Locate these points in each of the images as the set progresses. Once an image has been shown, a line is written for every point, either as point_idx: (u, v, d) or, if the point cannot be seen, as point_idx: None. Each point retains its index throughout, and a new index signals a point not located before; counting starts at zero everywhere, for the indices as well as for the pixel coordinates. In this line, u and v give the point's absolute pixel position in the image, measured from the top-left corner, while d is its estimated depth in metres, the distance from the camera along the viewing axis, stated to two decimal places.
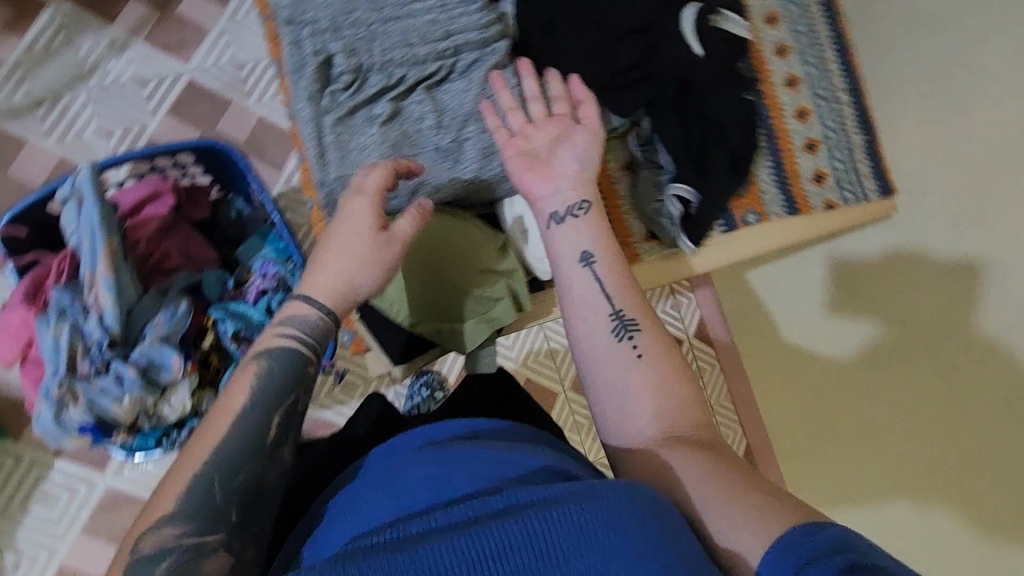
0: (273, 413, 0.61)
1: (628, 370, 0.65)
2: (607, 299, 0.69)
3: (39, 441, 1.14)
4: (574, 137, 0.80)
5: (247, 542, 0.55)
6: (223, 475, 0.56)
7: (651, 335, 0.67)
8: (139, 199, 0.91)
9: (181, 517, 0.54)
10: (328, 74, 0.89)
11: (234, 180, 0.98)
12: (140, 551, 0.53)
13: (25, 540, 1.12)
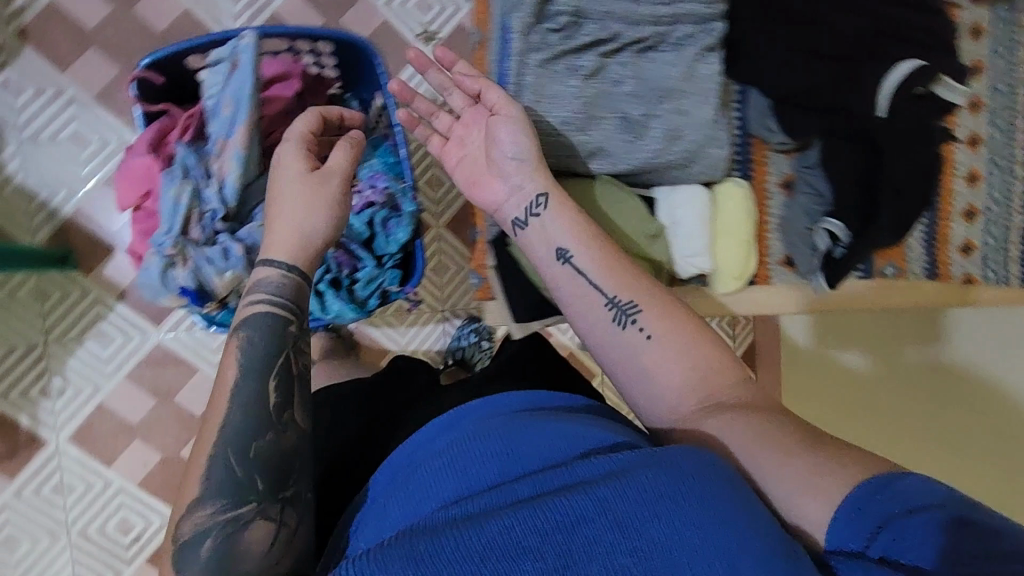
0: (265, 379, 0.68)
1: (640, 351, 0.74)
2: (601, 291, 0.78)
3: (106, 281, 1.16)
4: (499, 127, 0.84)
5: (279, 507, 0.64)
6: (237, 454, 0.64)
7: (651, 314, 0.75)
8: (269, 78, 0.89)
9: (212, 499, 0.63)
10: (544, 11, 0.87)
11: (361, 83, 0.96)
12: (185, 539, 0.62)
13: (74, 370, 1.16)
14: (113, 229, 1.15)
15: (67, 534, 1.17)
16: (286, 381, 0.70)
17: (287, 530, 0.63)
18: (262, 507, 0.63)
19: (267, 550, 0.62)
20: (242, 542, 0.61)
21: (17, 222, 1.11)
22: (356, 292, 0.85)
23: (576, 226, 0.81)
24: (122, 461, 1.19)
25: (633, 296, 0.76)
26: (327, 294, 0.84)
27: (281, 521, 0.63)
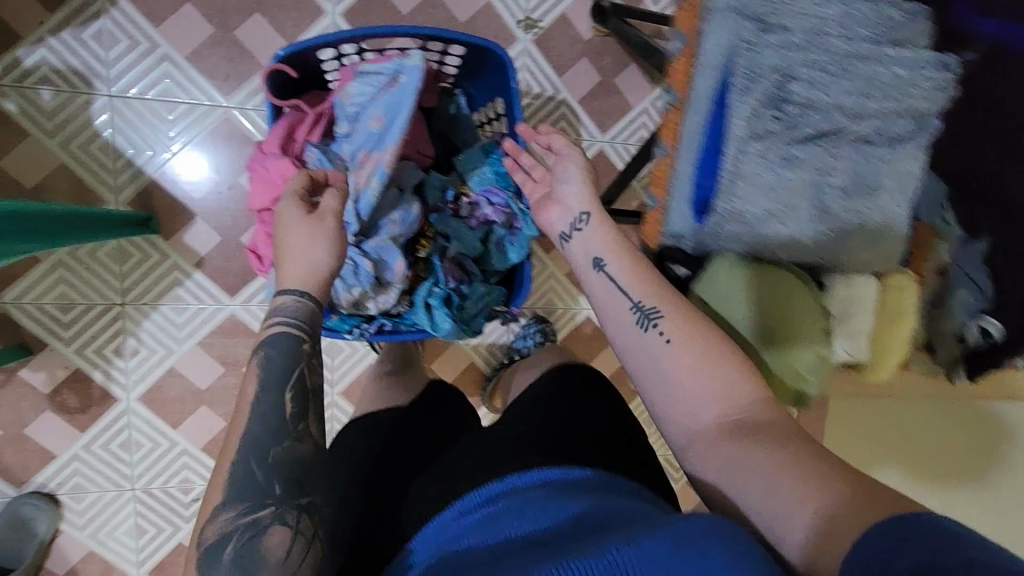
0: (282, 391, 0.65)
1: (662, 357, 0.67)
2: (625, 295, 0.72)
3: (185, 248, 1.14)
4: (565, 166, 0.80)
5: (297, 513, 0.61)
6: (256, 459, 0.61)
7: (674, 319, 0.68)
8: None
9: (233, 503, 0.59)
10: (773, 96, 0.74)
11: (477, 82, 0.92)
12: (208, 545, 0.58)
13: (147, 333, 1.16)
14: (197, 196, 1.13)
15: (131, 488, 1.20)
16: (301, 393, 0.67)
17: (304, 538, 0.60)
18: (280, 511, 0.60)
19: (286, 560, 0.58)
20: (263, 546, 0.58)
21: (101, 178, 1.09)
22: (464, 309, 0.84)
23: (609, 237, 0.76)
24: (188, 424, 1.21)
25: (656, 299, 0.70)
26: (437, 311, 0.82)
27: (298, 528, 0.60)
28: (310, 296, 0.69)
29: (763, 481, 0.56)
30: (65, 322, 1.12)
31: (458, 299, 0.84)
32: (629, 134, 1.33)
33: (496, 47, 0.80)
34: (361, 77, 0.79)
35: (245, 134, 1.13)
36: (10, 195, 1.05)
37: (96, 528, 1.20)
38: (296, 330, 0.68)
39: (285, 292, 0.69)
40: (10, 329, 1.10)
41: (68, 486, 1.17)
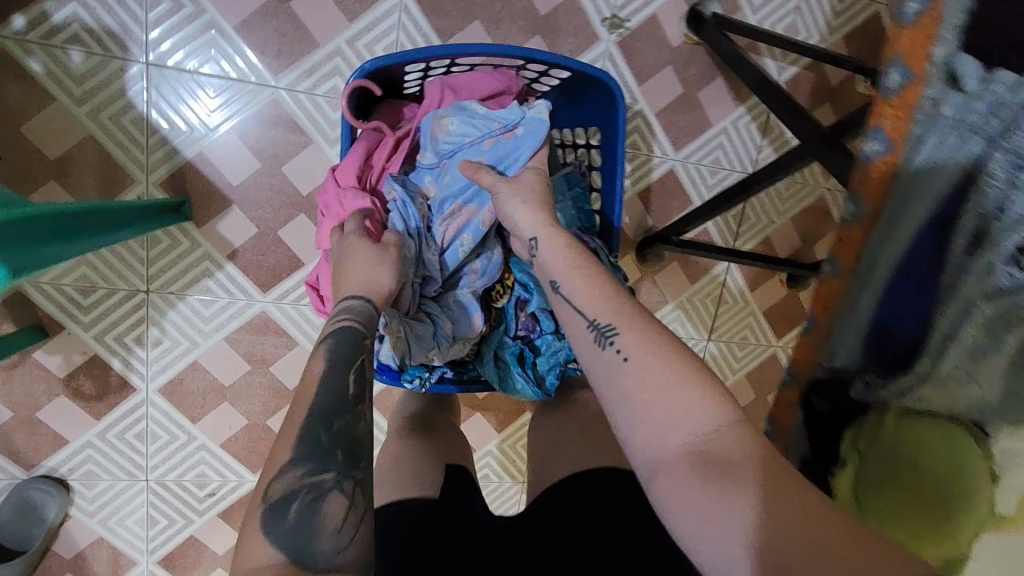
0: (346, 372, 0.58)
1: (619, 381, 0.55)
2: (579, 312, 0.60)
3: (218, 238, 1.05)
4: (508, 201, 0.68)
5: (355, 485, 0.52)
6: (323, 424, 0.53)
7: (634, 332, 0.55)
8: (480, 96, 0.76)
9: (299, 462, 0.51)
10: None
11: (569, 105, 0.82)
12: (270, 500, 0.50)
13: (171, 324, 1.08)
14: (234, 182, 1.03)
15: (145, 478, 1.15)
16: (364, 375, 0.59)
17: (359, 513, 0.52)
18: (343, 480, 0.52)
19: (340, 534, 0.50)
20: (320, 514, 0.50)
21: (131, 154, 0.99)
22: (537, 367, 0.79)
23: (566, 253, 0.63)
24: (208, 420, 1.14)
25: (614, 313, 0.57)
26: (511, 369, 0.78)
27: (354, 502, 0.52)
28: (370, 302, 0.62)
29: (725, 532, 0.46)
30: (85, 305, 1.04)
31: (531, 355, 0.80)
32: (705, 153, 1.21)
33: (608, 78, 0.72)
34: (458, 111, 0.74)
35: (291, 119, 1.02)
36: (32, 165, 0.96)
37: (107, 515, 1.16)
38: (358, 324, 0.61)
39: (350, 295, 0.62)
40: (26, 308, 1.02)
41: (80, 472, 1.12)
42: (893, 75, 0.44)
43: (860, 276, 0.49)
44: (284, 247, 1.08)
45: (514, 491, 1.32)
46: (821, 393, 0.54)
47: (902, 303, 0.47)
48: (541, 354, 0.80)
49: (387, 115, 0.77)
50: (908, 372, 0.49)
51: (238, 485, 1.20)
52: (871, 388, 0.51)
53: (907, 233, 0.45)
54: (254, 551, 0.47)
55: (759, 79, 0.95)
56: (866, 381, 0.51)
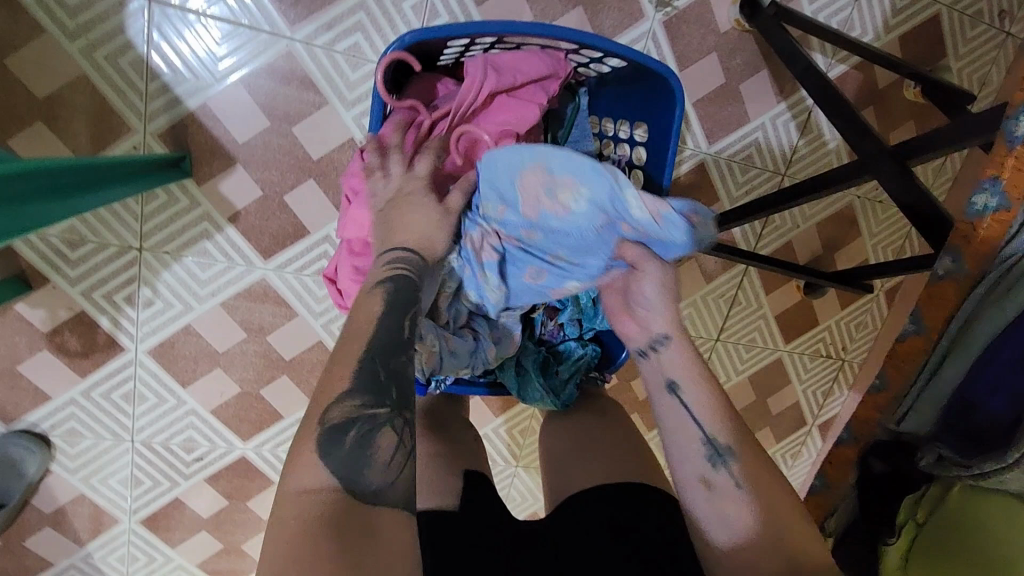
0: (404, 316, 0.55)
1: (726, 503, 0.55)
2: (698, 425, 0.59)
3: (219, 198, 0.98)
4: (641, 286, 0.64)
5: (406, 423, 0.51)
6: (381, 360, 0.52)
7: (749, 462, 0.56)
8: (524, 79, 0.68)
9: (355, 392, 0.50)
10: None
11: (614, 89, 0.77)
12: (327, 425, 0.48)
13: (165, 285, 1.02)
14: (239, 140, 0.96)
15: (130, 440, 1.12)
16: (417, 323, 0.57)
17: (407, 451, 0.51)
18: (395, 417, 0.51)
19: (388, 469, 0.49)
20: (375, 446, 0.49)
21: (129, 101, 0.91)
22: (559, 375, 0.77)
23: (693, 363, 0.62)
24: (199, 385, 1.10)
25: (729, 437, 0.58)
26: (532, 377, 0.76)
27: (403, 439, 0.51)
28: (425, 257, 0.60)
29: None
30: (73, 259, 0.98)
31: (554, 363, 0.78)
32: (739, 149, 1.14)
33: (667, 72, 0.67)
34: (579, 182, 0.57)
35: (305, 75, 0.95)
36: (20, 104, 0.88)
37: (88, 474, 1.12)
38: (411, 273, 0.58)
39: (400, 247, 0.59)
40: (8, 256, 0.96)
41: (62, 429, 1.08)
42: (1022, 125, 0.45)
43: (945, 350, 0.53)
44: (289, 213, 1.01)
45: (507, 476, 1.31)
46: (879, 454, 0.60)
47: (992, 378, 0.51)
48: (564, 362, 0.78)
49: (420, 93, 0.70)
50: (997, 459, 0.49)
51: (227, 452, 1.16)
52: (943, 464, 0.55)
53: (1017, 301, 0.49)
54: (309, 476, 0.46)
55: (814, 77, 0.88)
56: (937, 450, 0.56)
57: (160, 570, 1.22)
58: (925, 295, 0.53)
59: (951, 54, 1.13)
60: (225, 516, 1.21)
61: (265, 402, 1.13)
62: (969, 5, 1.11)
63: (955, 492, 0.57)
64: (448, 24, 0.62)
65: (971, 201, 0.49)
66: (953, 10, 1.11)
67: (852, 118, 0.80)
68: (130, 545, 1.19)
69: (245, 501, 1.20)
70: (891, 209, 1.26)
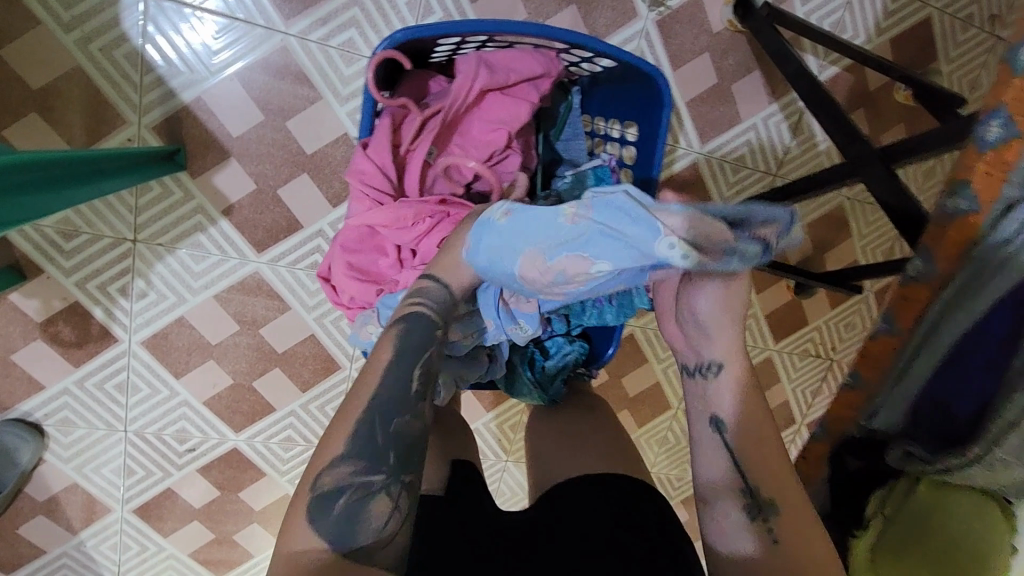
0: (412, 366, 0.58)
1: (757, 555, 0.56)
2: (733, 464, 0.62)
3: (213, 191, 0.99)
4: (698, 309, 0.64)
5: (402, 487, 0.54)
6: (379, 423, 0.54)
7: (789, 517, 0.57)
8: (517, 78, 0.69)
9: (349, 457, 0.53)
10: None
11: (604, 89, 0.77)
12: (318, 490, 0.52)
13: (159, 277, 1.03)
14: (234, 133, 0.96)
15: (123, 430, 1.13)
16: (429, 369, 0.59)
17: (401, 515, 0.53)
18: (391, 484, 0.53)
19: (382, 534, 0.52)
20: (367, 512, 0.52)
21: (124, 93, 0.92)
22: (546, 370, 0.79)
23: (742, 398, 0.65)
24: (192, 376, 1.11)
25: (769, 488, 0.59)
26: (520, 371, 0.78)
27: (397, 504, 0.53)
28: (446, 290, 0.63)
29: None
30: (68, 250, 0.99)
31: (541, 357, 0.80)
32: (731, 149, 1.15)
33: (657, 73, 0.68)
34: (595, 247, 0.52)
35: (300, 70, 0.95)
36: (15, 95, 0.89)
37: (81, 463, 1.13)
38: (431, 312, 0.61)
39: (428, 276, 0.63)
40: (2, 245, 0.97)
41: (55, 418, 1.09)
42: (994, 129, 0.44)
43: (917, 347, 0.53)
44: (283, 207, 1.02)
45: (497, 469, 1.32)
46: (854, 454, 0.60)
47: (958, 379, 0.52)
48: (551, 356, 0.80)
49: (413, 89, 0.70)
50: (961, 455, 0.51)
51: (219, 443, 1.17)
52: (910, 461, 0.55)
53: (989, 295, 0.48)
54: (299, 538, 0.50)
55: (804, 79, 0.89)
56: (910, 451, 0.55)
57: (152, 559, 1.23)
58: (898, 297, 0.51)
59: (942, 58, 1.14)
60: (217, 506, 1.22)
61: (258, 393, 1.14)
62: (960, 9, 1.12)
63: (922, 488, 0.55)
64: (442, 21, 0.62)
65: (944, 202, 0.48)
66: (944, 13, 1.12)
67: (839, 120, 0.81)
68: (122, 534, 1.20)
69: (237, 491, 1.21)
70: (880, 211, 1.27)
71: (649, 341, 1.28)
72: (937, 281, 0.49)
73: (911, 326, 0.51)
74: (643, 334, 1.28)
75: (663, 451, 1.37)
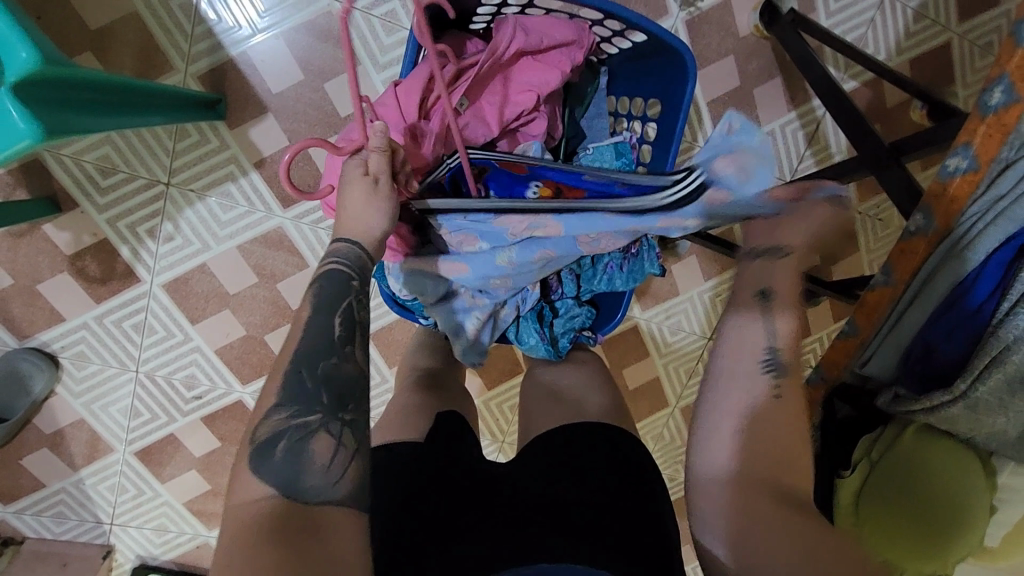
0: (332, 314, 0.59)
1: (745, 398, 0.58)
2: (770, 328, 0.60)
3: (247, 143, 1.03)
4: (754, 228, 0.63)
5: (340, 425, 0.55)
6: (307, 367, 0.56)
7: (795, 385, 0.58)
8: (550, 43, 0.73)
9: (282, 405, 0.54)
10: None
11: (636, 67, 0.80)
12: (256, 441, 0.53)
13: (186, 222, 1.07)
14: (273, 90, 1.01)
15: (135, 369, 1.16)
16: (351, 315, 0.60)
17: (347, 451, 0.54)
18: (328, 421, 0.54)
19: (329, 469, 0.52)
20: (309, 452, 0.52)
21: (174, 42, 0.97)
22: (554, 328, 0.83)
23: (789, 278, 0.62)
24: (207, 324, 1.14)
25: (795, 351, 0.60)
26: (528, 325, 0.82)
27: (341, 440, 0.54)
28: (357, 246, 0.62)
29: None
30: (103, 187, 1.03)
31: (550, 314, 0.83)
32: None
33: (683, 48, 0.71)
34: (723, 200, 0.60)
35: (341, 35, 1.00)
36: (73, 33, 0.94)
37: (91, 398, 1.16)
38: (347, 268, 0.62)
39: (338, 237, 0.63)
40: (42, 176, 1.01)
41: (71, 351, 1.12)
42: (998, 94, 0.50)
43: (910, 298, 0.60)
44: (313, 166, 1.06)
45: (494, 448, 1.34)
46: (842, 397, 0.69)
47: (950, 321, 0.58)
48: (559, 316, 0.83)
49: (451, 43, 0.73)
50: (948, 392, 0.57)
51: (225, 394, 1.20)
52: (900, 401, 0.62)
53: (971, 255, 0.57)
54: (245, 486, 0.50)
55: (821, 82, 0.92)
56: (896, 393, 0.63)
57: (147, 504, 1.25)
58: (898, 250, 0.58)
59: (959, 81, 1.18)
60: (216, 457, 1.24)
61: (268, 348, 1.17)
62: (981, 36, 1.16)
63: (905, 438, 0.64)
64: None
65: (945, 163, 0.54)
66: (964, 39, 1.16)
67: (854, 120, 0.84)
68: (121, 476, 1.22)
69: (237, 445, 1.24)
70: (891, 226, 1.29)
71: (651, 335, 1.30)
72: (934, 234, 0.56)
73: (906, 277, 0.58)
74: (647, 327, 1.30)
75: (659, 448, 1.38)
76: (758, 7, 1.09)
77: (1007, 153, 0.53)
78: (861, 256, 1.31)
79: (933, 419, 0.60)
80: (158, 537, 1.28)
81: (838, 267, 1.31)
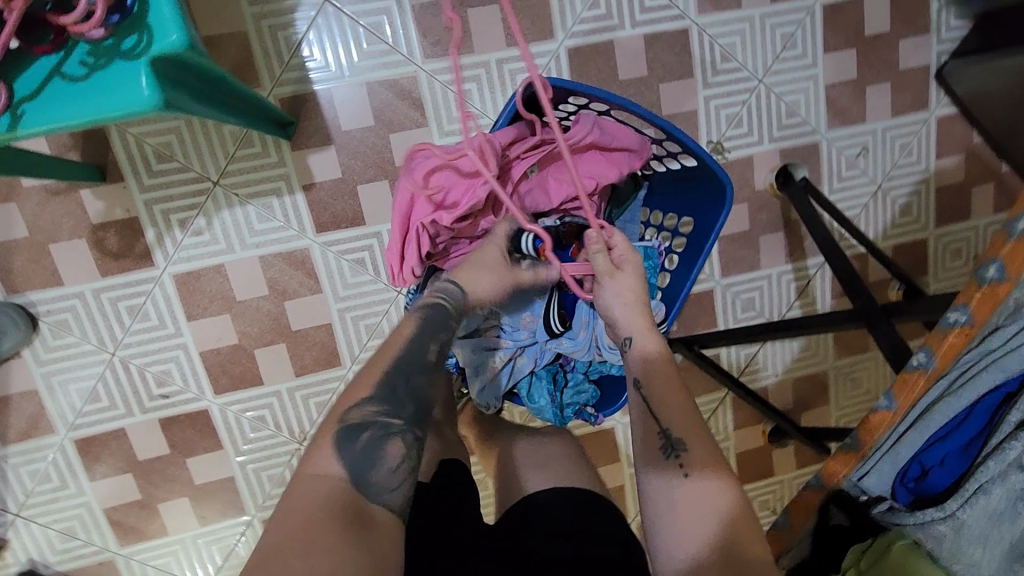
0: (432, 340, 0.67)
1: (673, 489, 0.62)
2: (653, 418, 0.68)
3: (303, 166, 1.10)
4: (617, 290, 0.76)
5: (416, 442, 0.61)
6: (404, 378, 0.63)
7: (701, 453, 0.64)
8: (618, 145, 0.84)
9: (375, 400, 0.60)
10: None
11: (676, 186, 0.91)
12: (345, 423, 0.58)
13: (220, 222, 1.10)
14: (343, 126, 1.09)
15: (111, 352, 1.12)
16: (442, 346, 0.68)
17: (410, 467, 0.59)
18: (407, 431, 0.60)
19: (395, 472, 0.57)
20: (384, 451, 0.57)
21: (269, 65, 1.06)
22: (563, 394, 0.87)
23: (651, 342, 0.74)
24: (203, 324, 1.13)
25: (681, 427, 0.67)
26: (541, 385, 0.86)
27: (410, 454, 0.60)
28: (458, 286, 0.73)
29: None
30: (154, 170, 1.07)
31: (562, 381, 0.87)
32: (744, 288, 1.30)
33: (725, 180, 0.81)
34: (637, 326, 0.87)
35: (418, 98, 1.11)
36: None
37: (54, 371, 1.11)
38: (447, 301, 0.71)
39: (448, 279, 0.74)
40: (99, 145, 1.05)
41: (54, 319, 1.09)
42: (992, 271, 0.59)
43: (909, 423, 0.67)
44: (356, 201, 1.12)
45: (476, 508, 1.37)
46: (842, 504, 0.71)
47: (941, 451, 0.66)
48: (571, 385, 0.88)
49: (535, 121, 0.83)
50: (940, 508, 0.63)
51: (193, 400, 1.16)
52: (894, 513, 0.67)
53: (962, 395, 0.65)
54: (323, 460, 0.55)
55: (824, 241, 1.05)
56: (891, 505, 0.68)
57: (65, 501, 1.15)
58: (899, 381, 0.66)
59: (931, 275, 1.35)
60: (158, 466, 1.17)
61: (253, 363, 1.16)
62: (953, 242, 1.34)
63: (894, 553, 0.66)
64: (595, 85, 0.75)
65: (945, 315, 0.63)
66: (939, 241, 1.34)
67: (850, 280, 0.96)
68: (50, 463, 1.14)
69: (186, 456, 1.17)
70: (860, 387, 1.39)
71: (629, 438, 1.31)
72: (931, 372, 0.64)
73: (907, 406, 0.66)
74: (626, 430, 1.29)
75: None
76: (776, 169, 1.25)
77: (996, 319, 0.63)
78: (831, 408, 1.40)
79: (922, 535, 0.64)
80: (61, 542, 1.16)
81: (809, 413, 1.40)
